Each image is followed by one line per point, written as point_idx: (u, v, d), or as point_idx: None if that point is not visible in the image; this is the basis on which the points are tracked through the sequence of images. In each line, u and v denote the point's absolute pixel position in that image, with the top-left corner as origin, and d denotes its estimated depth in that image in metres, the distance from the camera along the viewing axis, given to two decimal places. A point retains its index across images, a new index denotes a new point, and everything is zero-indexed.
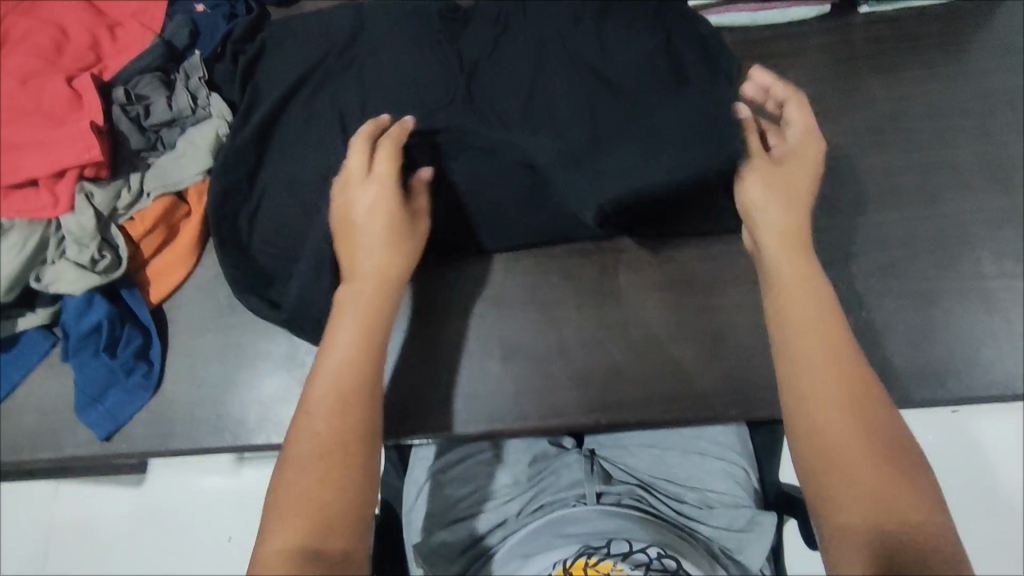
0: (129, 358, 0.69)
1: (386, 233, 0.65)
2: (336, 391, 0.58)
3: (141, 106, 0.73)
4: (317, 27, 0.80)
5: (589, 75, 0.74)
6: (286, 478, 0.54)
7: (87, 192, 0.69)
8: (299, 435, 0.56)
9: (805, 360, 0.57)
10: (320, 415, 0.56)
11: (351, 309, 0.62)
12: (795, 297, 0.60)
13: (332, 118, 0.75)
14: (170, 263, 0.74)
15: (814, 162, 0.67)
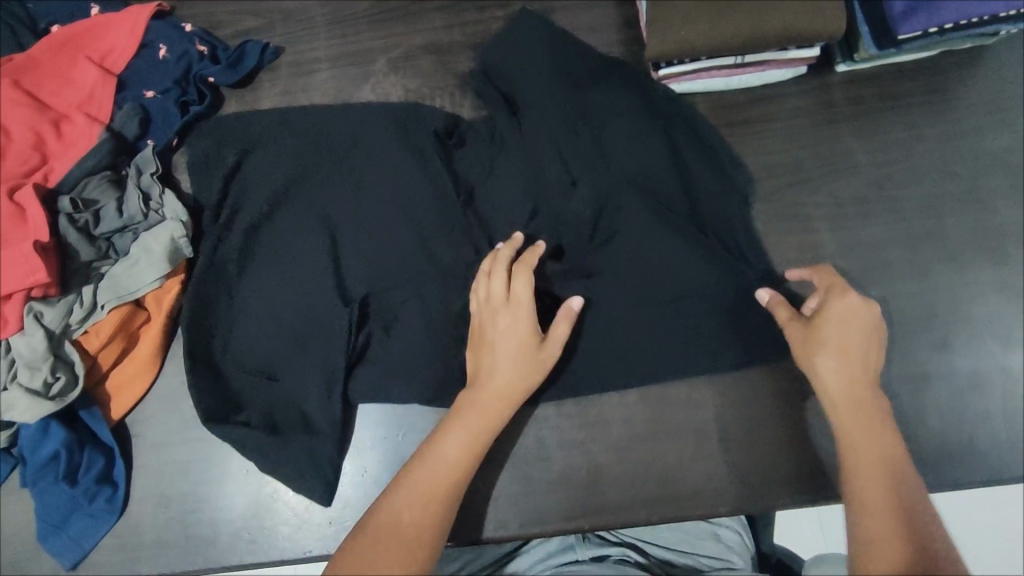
0: (91, 484, 0.67)
1: (514, 357, 0.64)
2: (433, 481, 0.59)
3: (90, 213, 0.70)
4: (280, 121, 0.78)
5: (587, 166, 0.73)
6: (360, 540, 0.56)
7: (37, 312, 0.66)
8: (391, 502, 0.58)
9: (865, 500, 0.56)
10: (403, 503, 0.58)
11: (467, 418, 0.62)
12: (857, 425, 0.59)
13: (303, 217, 0.74)
14: (131, 374, 0.71)
15: (862, 319, 0.62)
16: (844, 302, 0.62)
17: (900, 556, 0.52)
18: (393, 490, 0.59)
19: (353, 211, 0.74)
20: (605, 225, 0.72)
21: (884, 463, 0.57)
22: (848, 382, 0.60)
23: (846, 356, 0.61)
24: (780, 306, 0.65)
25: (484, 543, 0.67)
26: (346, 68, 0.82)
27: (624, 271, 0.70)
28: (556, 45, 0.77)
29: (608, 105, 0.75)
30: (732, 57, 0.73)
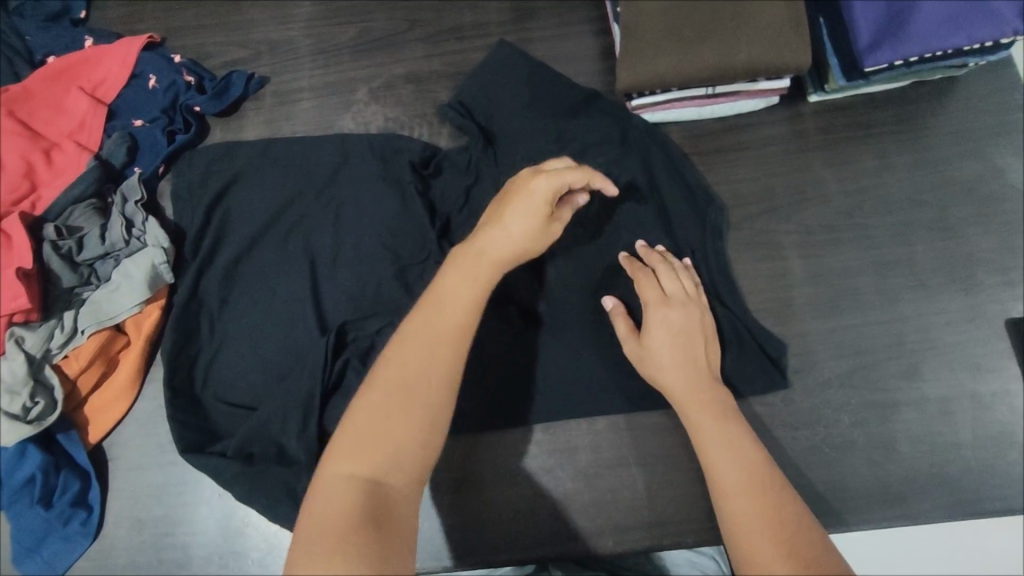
0: (65, 507, 0.68)
1: (517, 229, 0.61)
2: (439, 333, 0.56)
3: (73, 240, 0.72)
4: (260, 149, 0.79)
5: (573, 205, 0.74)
6: (364, 414, 0.52)
7: (18, 338, 0.68)
8: (389, 369, 0.54)
9: (727, 480, 0.54)
10: (408, 365, 0.54)
11: (469, 267, 0.59)
12: (705, 420, 0.59)
13: (282, 244, 0.75)
14: (109, 398, 0.72)
15: (678, 319, 0.64)
16: (659, 306, 0.65)
17: (783, 527, 0.50)
18: (392, 355, 0.55)
19: (329, 240, 0.75)
20: (578, 252, 0.72)
21: (743, 446, 0.56)
22: (693, 374, 0.62)
23: (660, 366, 0.63)
24: (618, 317, 0.66)
25: (451, 570, 0.67)
26: (329, 98, 0.84)
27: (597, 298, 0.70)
28: (530, 77, 0.78)
29: (582, 136, 0.76)
30: (703, 89, 0.74)
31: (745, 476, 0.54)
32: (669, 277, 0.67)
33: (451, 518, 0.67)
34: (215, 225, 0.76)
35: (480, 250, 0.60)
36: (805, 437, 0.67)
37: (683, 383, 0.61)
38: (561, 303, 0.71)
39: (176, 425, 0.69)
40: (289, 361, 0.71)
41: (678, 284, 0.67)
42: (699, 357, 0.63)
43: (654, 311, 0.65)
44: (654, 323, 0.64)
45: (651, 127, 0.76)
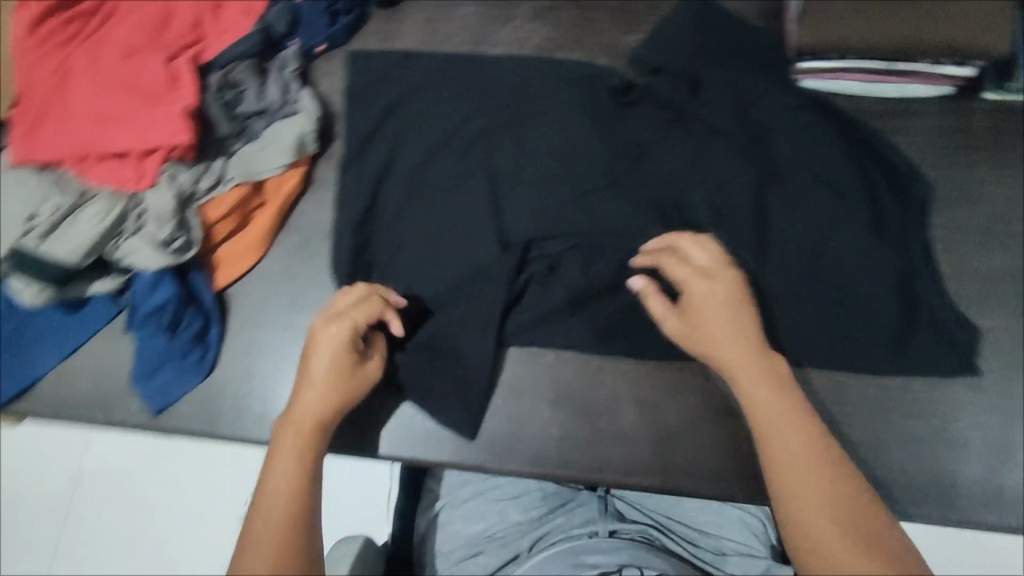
0: (187, 339, 0.70)
1: (330, 372, 0.63)
2: (300, 451, 0.58)
3: (234, 92, 0.74)
4: (416, 53, 0.81)
5: (746, 154, 0.74)
6: (282, 470, 0.56)
7: (172, 173, 0.71)
8: (295, 433, 0.59)
9: (788, 458, 0.55)
10: (300, 470, 0.57)
11: (298, 413, 0.61)
12: (760, 391, 0.59)
13: (429, 142, 0.78)
14: (240, 251, 0.74)
15: (724, 292, 0.64)
16: (701, 280, 0.65)
17: (847, 521, 0.51)
18: (291, 426, 0.60)
19: (475, 147, 0.77)
20: (729, 203, 0.73)
21: (813, 428, 0.56)
22: (738, 354, 0.61)
23: (709, 340, 0.63)
24: (654, 296, 0.67)
25: (541, 477, 0.70)
26: (490, 9, 0.84)
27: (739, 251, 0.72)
28: (699, 27, 0.79)
29: (750, 91, 0.76)
30: (877, 60, 0.73)
31: (801, 461, 0.54)
32: (700, 252, 0.66)
33: (551, 429, 0.70)
34: (366, 112, 0.79)
35: (314, 402, 0.61)
36: (911, 428, 0.68)
37: (721, 333, 0.62)
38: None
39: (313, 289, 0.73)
40: (424, 251, 0.74)
41: (717, 259, 0.66)
42: (747, 336, 0.62)
43: (705, 293, 0.64)
44: (706, 302, 0.64)
45: (817, 98, 0.75)
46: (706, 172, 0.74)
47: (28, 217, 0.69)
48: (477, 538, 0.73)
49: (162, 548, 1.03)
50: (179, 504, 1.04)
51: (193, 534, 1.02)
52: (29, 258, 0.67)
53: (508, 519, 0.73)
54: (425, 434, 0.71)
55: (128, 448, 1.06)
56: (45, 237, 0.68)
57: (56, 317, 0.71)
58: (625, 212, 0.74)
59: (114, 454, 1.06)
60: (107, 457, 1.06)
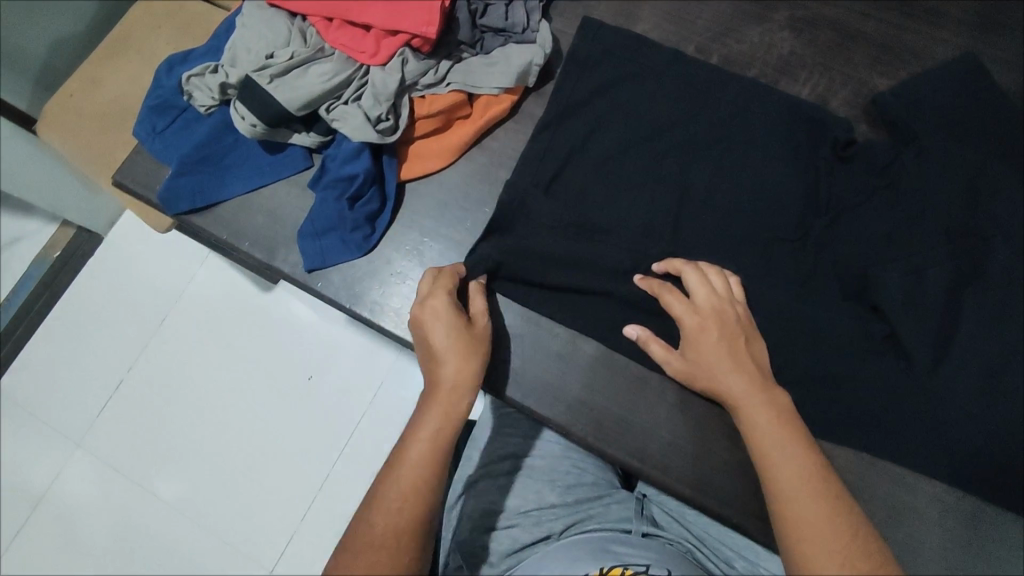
0: (361, 217, 0.73)
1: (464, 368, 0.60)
2: (432, 450, 0.56)
3: (483, 4, 0.75)
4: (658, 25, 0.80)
5: (966, 234, 0.68)
6: (396, 484, 0.55)
7: (404, 59, 0.72)
8: (425, 428, 0.57)
9: (795, 500, 0.51)
10: (431, 454, 0.56)
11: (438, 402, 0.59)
12: (761, 421, 0.56)
13: (641, 110, 0.76)
14: (432, 152, 0.77)
15: (713, 329, 0.61)
16: (692, 316, 0.62)
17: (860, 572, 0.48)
18: (406, 449, 0.57)
19: (685, 131, 0.74)
20: (927, 285, 0.66)
21: (821, 481, 0.52)
22: (738, 393, 0.58)
23: (710, 380, 0.60)
24: (650, 341, 0.64)
25: (635, 473, 0.68)
26: (748, 6, 0.81)
27: (914, 346, 0.65)
28: (962, 92, 0.72)
29: (991, 182, 0.68)
30: None
31: (807, 500, 0.51)
32: (700, 285, 0.63)
33: (661, 430, 0.68)
34: (589, 62, 0.78)
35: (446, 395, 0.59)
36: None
37: (741, 394, 0.58)
38: (874, 327, 0.67)
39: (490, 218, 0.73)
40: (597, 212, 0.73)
41: (711, 295, 0.63)
42: (746, 365, 0.59)
43: (721, 321, 0.61)
44: (704, 352, 0.60)
45: None
46: (909, 248, 0.68)
47: (267, 55, 0.73)
48: (512, 512, 0.71)
49: (223, 390, 1.14)
50: (258, 350, 1.15)
51: (254, 387, 1.13)
52: (256, 91, 0.70)
53: (544, 499, 0.71)
54: (538, 386, 0.70)
55: (242, 283, 1.19)
56: (277, 77, 0.71)
57: (257, 153, 0.77)
58: (816, 252, 0.70)
59: (226, 284, 1.19)
60: (216, 286, 1.19)
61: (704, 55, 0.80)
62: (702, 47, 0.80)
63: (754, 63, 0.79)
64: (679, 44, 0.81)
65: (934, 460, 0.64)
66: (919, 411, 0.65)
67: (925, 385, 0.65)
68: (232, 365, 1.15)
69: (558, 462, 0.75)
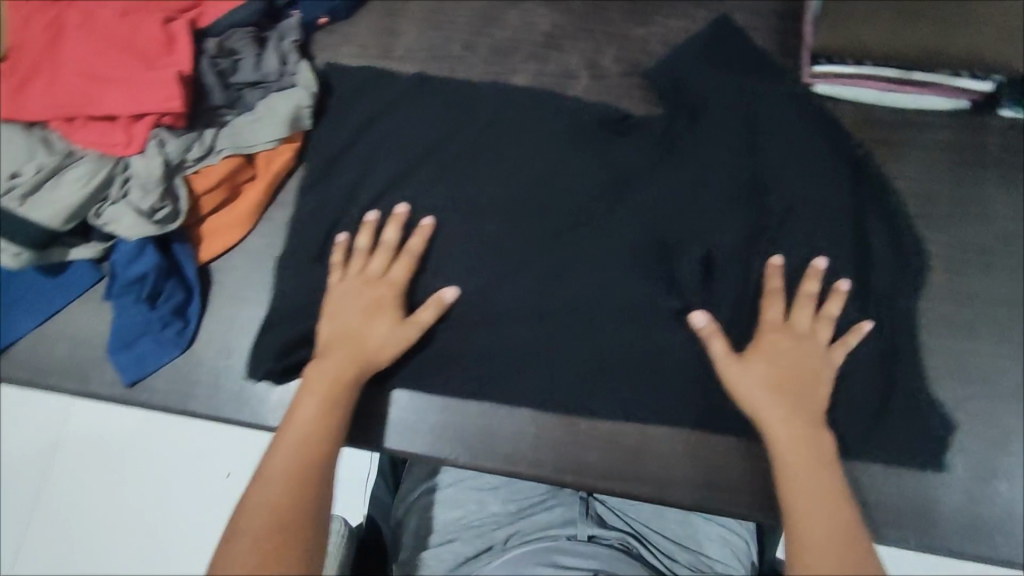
0: (167, 312, 0.69)
1: (382, 342, 0.64)
2: (322, 423, 0.58)
3: (231, 61, 0.73)
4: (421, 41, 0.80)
5: (750, 153, 0.69)
6: (281, 454, 0.55)
7: (161, 140, 0.68)
8: (311, 403, 0.59)
9: (809, 504, 0.53)
10: (316, 428, 0.58)
11: (324, 375, 0.61)
12: (803, 441, 0.57)
13: (423, 124, 0.74)
14: (227, 225, 0.73)
15: (807, 341, 0.62)
16: (812, 337, 0.62)
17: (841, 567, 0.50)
18: (295, 414, 0.59)
19: (466, 131, 0.73)
20: (726, 218, 0.68)
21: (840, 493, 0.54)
22: (814, 411, 0.59)
23: (762, 384, 0.60)
24: (714, 338, 0.62)
25: (511, 476, 0.67)
26: None
27: (725, 280, 0.67)
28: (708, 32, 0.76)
29: (746, 119, 0.70)
30: (893, 70, 0.70)
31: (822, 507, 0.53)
32: (810, 300, 0.64)
33: (528, 429, 0.68)
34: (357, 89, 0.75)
35: (343, 373, 0.62)
36: (929, 450, 0.64)
37: (796, 390, 0.59)
38: (683, 277, 0.67)
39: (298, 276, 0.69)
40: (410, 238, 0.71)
41: (819, 312, 0.64)
42: (825, 380, 0.61)
43: (806, 336, 0.62)
44: (759, 351, 0.62)
45: (822, 115, 0.71)
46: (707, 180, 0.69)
47: (10, 174, 0.66)
48: (451, 526, 0.66)
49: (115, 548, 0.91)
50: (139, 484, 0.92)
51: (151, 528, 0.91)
52: (8, 218, 0.65)
53: (485, 508, 0.67)
54: (395, 424, 0.69)
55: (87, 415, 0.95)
56: (29, 196, 0.66)
57: (38, 279, 0.71)
58: (623, 215, 0.69)
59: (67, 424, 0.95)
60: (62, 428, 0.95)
61: (471, 51, 0.80)
62: (467, 43, 0.80)
63: (521, 45, 0.79)
64: (444, 48, 0.80)
65: None
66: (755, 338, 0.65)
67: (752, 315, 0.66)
68: (113, 515, 0.92)
69: (505, 480, 0.70)
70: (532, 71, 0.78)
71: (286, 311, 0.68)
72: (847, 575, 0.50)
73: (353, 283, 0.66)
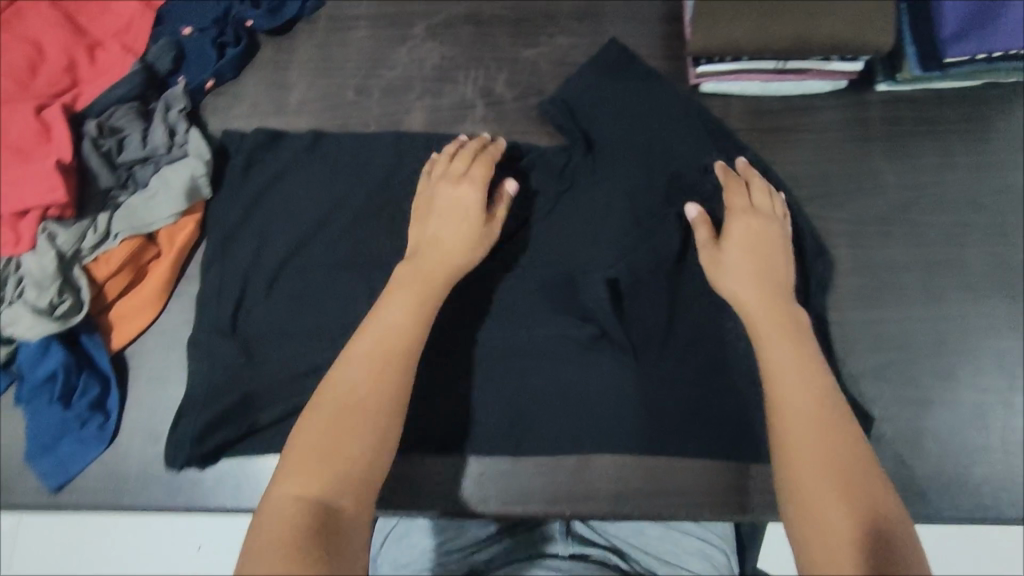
0: (84, 409, 0.66)
1: (459, 232, 0.66)
2: (387, 347, 0.57)
3: (115, 140, 0.71)
4: (314, 91, 0.80)
5: (638, 171, 0.73)
6: (340, 388, 0.55)
7: (51, 233, 0.66)
8: (366, 343, 0.57)
9: (792, 388, 0.54)
10: (373, 371, 0.56)
11: (411, 292, 0.61)
12: (782, 333, 0.59)
13: (329, 174, 0.74)
14: (135, 307, 0.71)
15: (762, 228, 0.65)
16: (759, 215, 0.66)
17: (821, 445, 0.51)
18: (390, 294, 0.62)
19: (373, 180, 0.74)
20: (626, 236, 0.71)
21: (818, 377, 0.55)
22: (778, 283, 0.63)
23: (733, 274, 0.63)
24: (702, 224, 0.66)
25: (460, 516, 0.67)
26: (385, 31, 0.81)
27: (637, 298, 0.69)
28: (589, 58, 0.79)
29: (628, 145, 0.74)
30: (771, 62, 0.73)
31: (800, 382, 0.54)
32: (761, 193, 0.67)
33: (469, 466, 0.67)
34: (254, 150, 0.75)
35: (410, 310, 0.60)
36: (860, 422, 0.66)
37: (755, 265, 0.63)
38: (587, 303, 0.69)
39: (217, 349, 0.68)
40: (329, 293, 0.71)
41: (768, 200, 0.67)
42: (784, 259, 0.64)
43: (761, 220, 0.65)
44: (733, 230, 0.65)
45: (707, 121, 0.74)
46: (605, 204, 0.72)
47: None
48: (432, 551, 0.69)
49: None
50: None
51: None
52: None
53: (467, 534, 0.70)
54: None
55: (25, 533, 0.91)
56: None
57: None
58: (529, 249, 0.72)
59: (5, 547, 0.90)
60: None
61: (364, 94, 0.79)
62: (360, 86, 0.80)
63: (413, 82, 0.80)
64: (337, 94, 0.79)
65: (703, 386, 0.67)
66: (674, 348, 0.68)
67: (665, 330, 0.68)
68: None
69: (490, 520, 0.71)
70: (428, 105, 0.79)
71: (210, 389, 0.67)
72: (823, 431, 0.51)
73: (443, 172, 0.69)
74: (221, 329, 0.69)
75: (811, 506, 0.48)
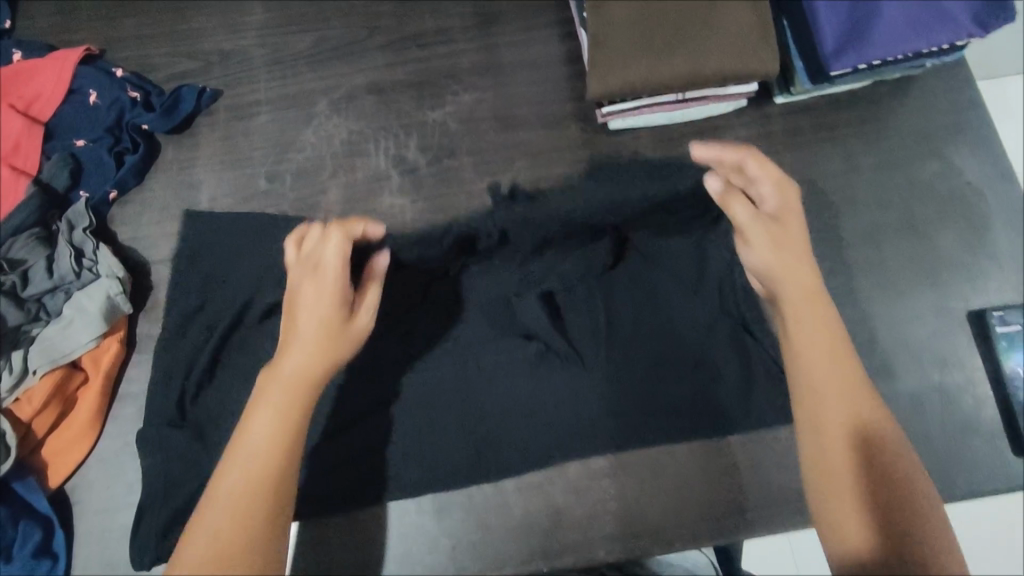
0: (27, 558, 0.63)
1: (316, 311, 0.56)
2: (278, 424, 0.54)
3: (18, 274, 0.68)
4: (224, 185, 0.78)
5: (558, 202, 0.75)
6: (247, 447, 0.54)
7: None
8: (263, 413, 0.55)
9: (818, 390, 0.57)
10: (274, 446, 0.54)
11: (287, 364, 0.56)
12: (810, 330, 0.58)
13: (253, 267, 0.73)
14: (68, 441, 0.67)
15: (786, 219, 0.60)
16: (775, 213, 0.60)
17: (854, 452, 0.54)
18: (249, 419, 0.55)
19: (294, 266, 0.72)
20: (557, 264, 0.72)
21: (851, 369, 0.57)
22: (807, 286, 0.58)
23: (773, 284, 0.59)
24: (735, 199, 0.59)
25: None
26: (287, 112, 0.80)
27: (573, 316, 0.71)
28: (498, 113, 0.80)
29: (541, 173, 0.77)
30: (671, 96, 0.73)
31: (835, 387, 0.56)
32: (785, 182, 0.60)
33: (440, 540, 0.67)
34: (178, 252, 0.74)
35: (296, 387, 0.56)
36: None
37: (779, 261, 0.58)
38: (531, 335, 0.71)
39: (161, 471, 0.66)
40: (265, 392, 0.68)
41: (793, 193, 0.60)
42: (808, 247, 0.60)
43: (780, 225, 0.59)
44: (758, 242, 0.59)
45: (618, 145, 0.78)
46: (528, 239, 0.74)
47: None
48: None
49: None
50: None
51: None
52: None
53: None
54: None
55: None
56: None
57: None
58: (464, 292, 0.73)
59: None
60: None
61: (277, 180, 0.78)
62: (271, 172, 0.78)
63: (325, 160, 0.79)
64: (248, 184, 0.78)
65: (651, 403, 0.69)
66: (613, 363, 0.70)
67: (605, 338, 0.70)
68: None
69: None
70: (343, 182, 0.78)
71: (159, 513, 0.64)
72: (852, 436, 0.55)
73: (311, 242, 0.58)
74: (162, 447, 0.66)
75: (836, 509, 0.53)
